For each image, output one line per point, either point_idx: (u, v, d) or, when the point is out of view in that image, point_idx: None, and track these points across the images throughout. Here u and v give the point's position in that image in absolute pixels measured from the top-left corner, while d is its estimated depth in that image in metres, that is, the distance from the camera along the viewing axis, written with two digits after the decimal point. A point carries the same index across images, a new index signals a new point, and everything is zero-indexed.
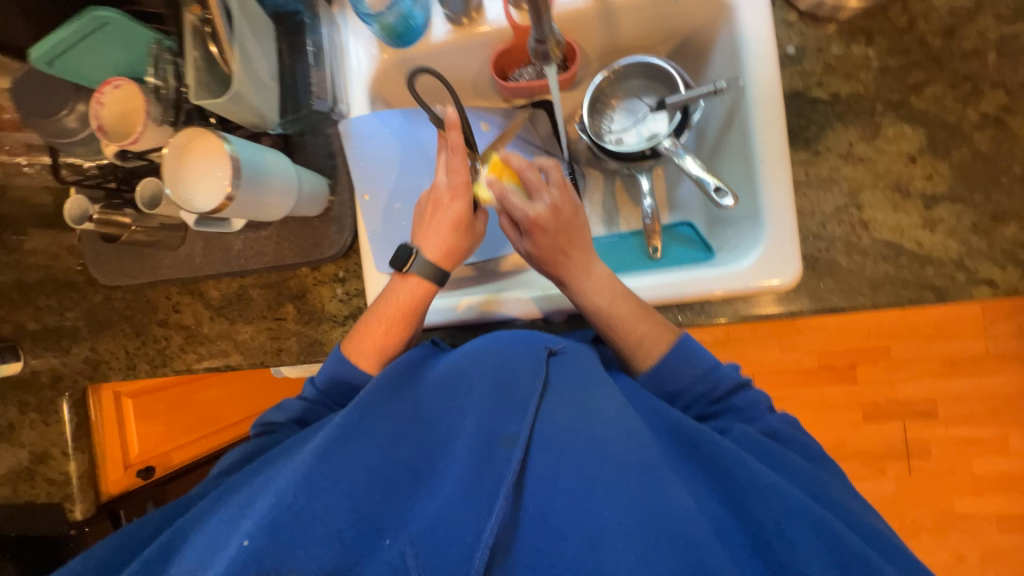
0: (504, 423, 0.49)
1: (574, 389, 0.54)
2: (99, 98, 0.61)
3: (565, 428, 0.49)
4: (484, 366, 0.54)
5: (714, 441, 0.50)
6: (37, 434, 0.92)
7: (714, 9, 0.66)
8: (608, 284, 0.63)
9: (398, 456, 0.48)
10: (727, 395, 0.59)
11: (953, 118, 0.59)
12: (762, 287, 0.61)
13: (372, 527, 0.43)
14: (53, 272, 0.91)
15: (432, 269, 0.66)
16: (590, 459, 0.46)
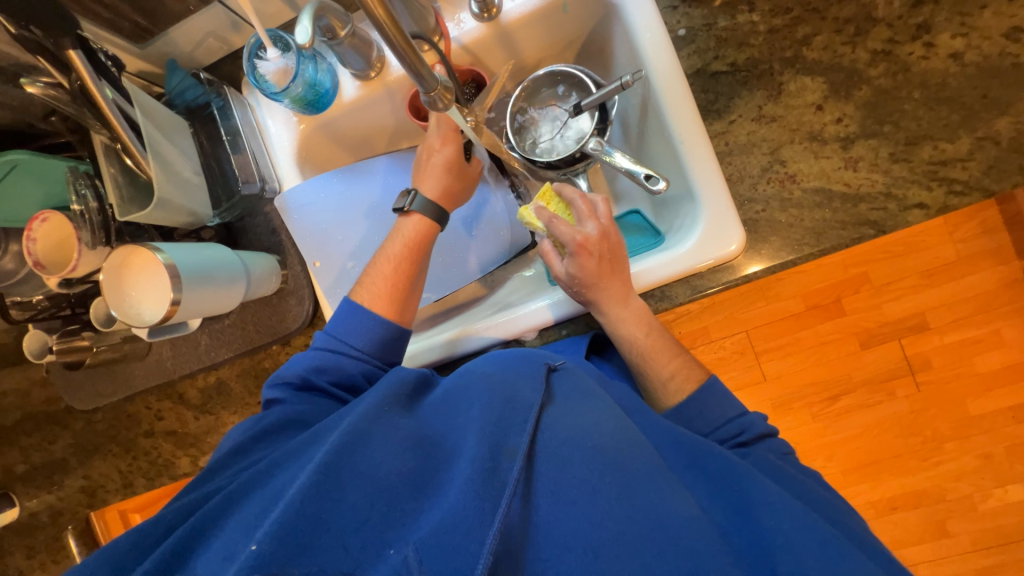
0: (508, 435, 0.44)
1: (578, 395, 0.50)
2: (29, 235, 0.61)
3: (572, 435, 0.45)
4: (483, 384, 0.50)
5: (713, 452, 0.50)
6: (51, 574, 0.91)
7: (603, 10, 0.68)
8: (643, 317, 0.63)
9: (403, 468, 0.43)
10: (718, 402, 0.58)
11: (846, 61, 0.61)
12: (717, 258, 0.61)
13: (373, 542, 0.38)
14: (29, 409, 0.90)
15: (434, 207, 0.67)
16: (597, 466, 0.43)
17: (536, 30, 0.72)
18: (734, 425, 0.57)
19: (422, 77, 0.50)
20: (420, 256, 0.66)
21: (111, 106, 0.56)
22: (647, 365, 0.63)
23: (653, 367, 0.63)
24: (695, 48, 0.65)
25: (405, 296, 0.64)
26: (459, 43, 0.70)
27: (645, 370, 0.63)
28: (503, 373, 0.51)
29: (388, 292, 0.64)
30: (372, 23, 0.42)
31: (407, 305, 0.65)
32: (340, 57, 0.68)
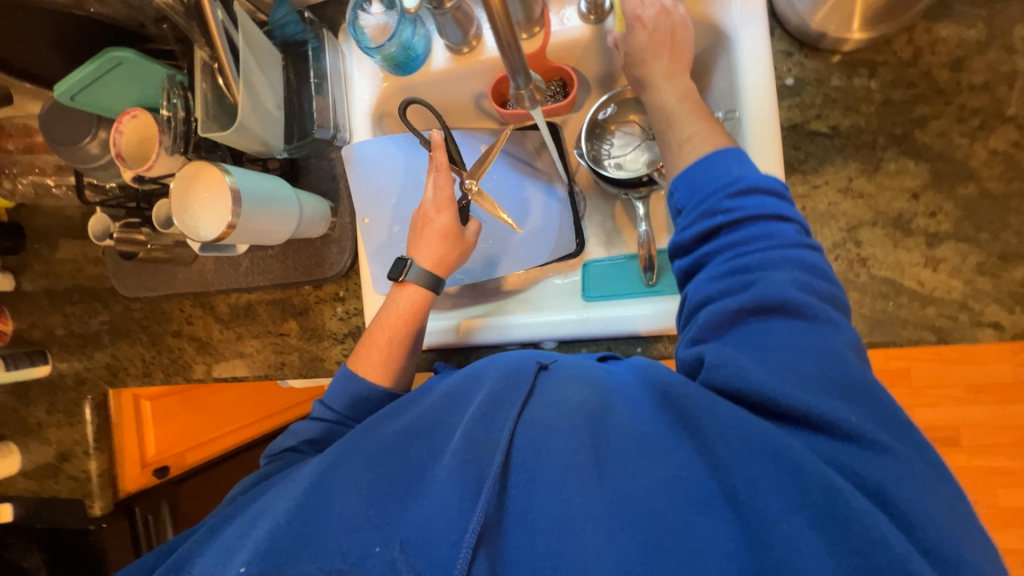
0: (487, 430, 0.50)
1: (568, 384, 0.53)
2: (118, 127, 0.65)
3: (549, 424, 0.49)
4: (479, 386, 0.55)
5: (688, 392, 0.45)
6: (62, 433, 0.98)
7: (714, 38, 0.65)
8: (683, 96, 0.59)
9: (390, 469, 0.50)
10: (722, 163, 0.51)
11: (960, 153, 0.56)
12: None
13: (364, 536, 0.45)
14: (80, 281, 0.97)
15: (430, 278, 0.68)
16: (569, 443, 0.47)
17: None
18: None
19: (521, 75, 0.50)
20: (413, 325, 0.68)
21: (219, 27, 0.58)
22: (671, 127, 0.59)
23: (673, 131, 0.58)
24: (799, 101, 0.62)
25: (396, 362, 0.66)
26: (557, 38, 0.68)
27: (665, 133, 0.59)
28: (494, 370, 0.56)
29: (382, 365, 0.66)
30: (487, 18, 0.41)
31: (399, 368, 0.67)
32: (440, 27, 0.68)
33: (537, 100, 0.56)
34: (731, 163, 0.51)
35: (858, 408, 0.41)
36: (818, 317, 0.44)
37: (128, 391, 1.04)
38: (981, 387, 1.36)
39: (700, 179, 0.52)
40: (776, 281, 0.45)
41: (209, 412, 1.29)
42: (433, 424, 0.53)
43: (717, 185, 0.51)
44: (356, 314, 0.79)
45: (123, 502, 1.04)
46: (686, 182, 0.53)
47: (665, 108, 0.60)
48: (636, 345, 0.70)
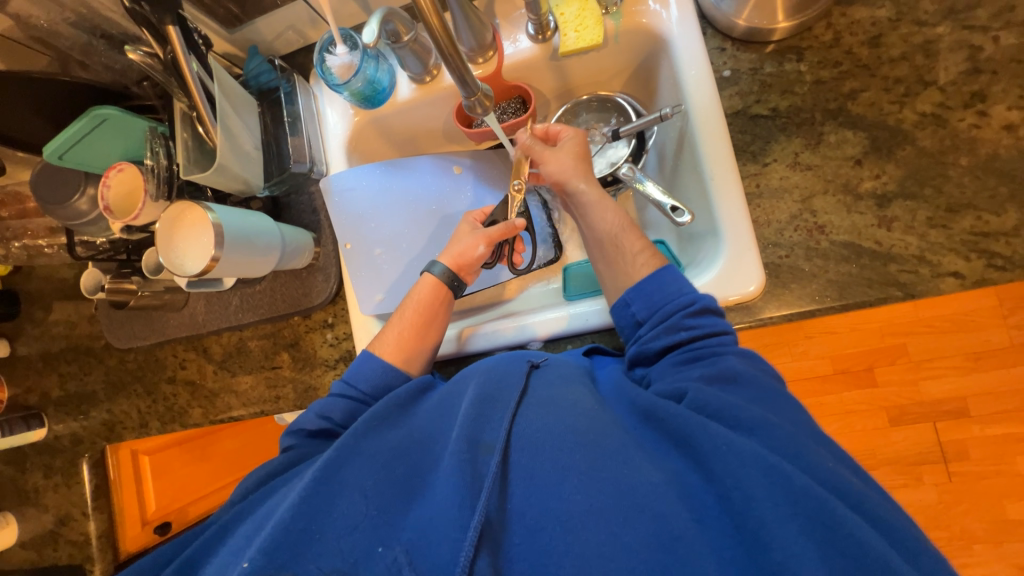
0: (482, 431, 0.51)
1: (557, 383, 0.55)
2: (105, 182, 0.70)
3: (544, 420, 0.50)
4: (472, 380, 0.57)
5: (677, 410, 0.48)
6: (60, 497, 0.97)
7: (654, 44, 0.71)
8: (619, 216, 0.66)
9: (390, 475, 0.49)
10: (672, 279, 0.60)
11: (892, 119, 0.60)
12: (730, 297, 0.62)
13: (369, 537, 0.45)
14: (73, 340, 0.98)
15: (446, 272, 0.71)
16: (565, 444, 0.47)
17: (588, 60, 0.75)
18: (686, 297, 0.58)
19: (468, 83, 0.54)
20: (429, 319, 0.69)
21: (194, 78, 0.62)
22: (618, 246, 0.65)
23: (622, 244, 0.65)
24: (738, 90, 0.66)
25: (414, 346, 0.68)
26: (510, 61, 0.74)
27: (616, 247, 0.65)
28: (490, 372, 0.57)
29: (403, 347, 0.67)
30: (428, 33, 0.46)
31: (416, 353, 0.68)
32: (401, 60, 0.73)
33: (486, 108, 0.60)
34: (681, 283, 0.59)
35: (801, 425, 0.48)
36: (767, 385, 0.51)
37: (127, 447, 1.05)
38: (978, 353, 1.37)
39: (654, 292, 0.59)
40: (733, 363, 0.52)
41: (211, 463, 1.28)
42: (433, 432, 0.53)
43: (669, 300, 0.58)
44: (346, 338, 0.80)
45: (124, 563, 1.00)
46: (642, 296, 0.60)
47: (609, 226, 0.66)
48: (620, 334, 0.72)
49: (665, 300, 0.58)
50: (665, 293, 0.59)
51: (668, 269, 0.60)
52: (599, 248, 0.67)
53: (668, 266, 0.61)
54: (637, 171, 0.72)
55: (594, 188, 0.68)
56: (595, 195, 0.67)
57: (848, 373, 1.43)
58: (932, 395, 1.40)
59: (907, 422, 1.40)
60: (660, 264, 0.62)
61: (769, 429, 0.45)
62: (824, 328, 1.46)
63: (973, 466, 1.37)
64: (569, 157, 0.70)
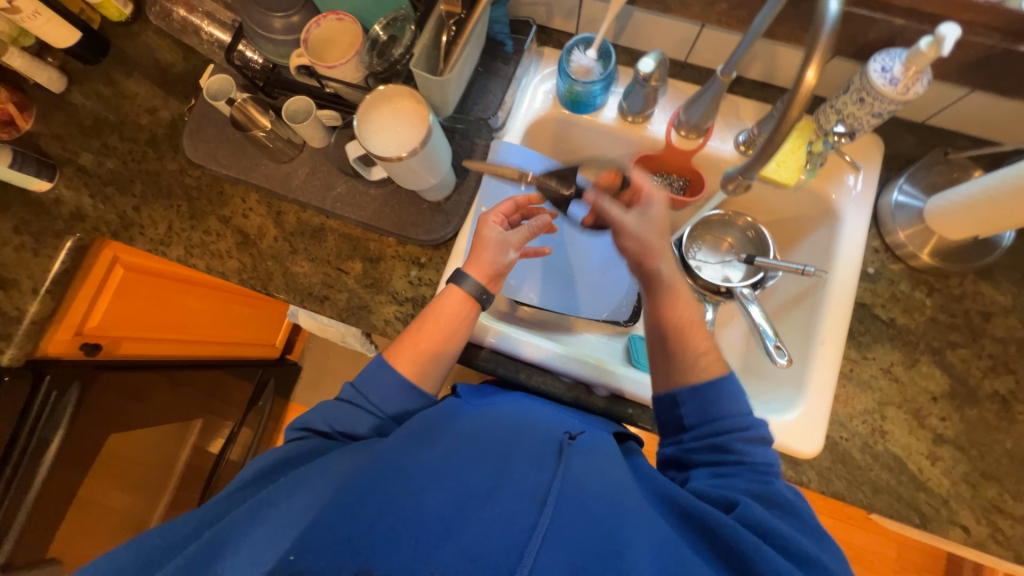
0: (531, 484, 0.51)
1: (599, 457, 0.56)
2: (319, 20, 0.68)
3: (588, 496, 0.51)
4: (514, 435, 0.57)
5: (726, 526, 0.49)
6: (17, 259, 0.85)
7: (820, 212, 0.80)
8: (690, 314, 0.68)
9: (425, 509, 0.48)
10: (728, 394, 0.61)
11: (973, 381, 0.70)
12: (792, 448, 0.68)
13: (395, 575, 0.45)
14: (139, 123, 0.90)
15: (477, 288, 0.68)
16: (610, 530, 0.49)
17: (763, 188, 0.83)
18: (743, 419, 0.60)
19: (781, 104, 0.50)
20: (450, 330, 0.67)
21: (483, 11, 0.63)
22: (683, 340, 0.66)
23: (688, 341, 0.65)
24: (872, 288, 0.75)
25: (429, 359, 0.65)
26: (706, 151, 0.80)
27: (681, 339, 0.66)
28: (530, 430, 0.59)
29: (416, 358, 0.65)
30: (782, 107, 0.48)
31: (432, 367, 0.66)
32: (629, 93, 0.77)
33: (734, 189, 0.70)
34: (739, 401, 0.61)
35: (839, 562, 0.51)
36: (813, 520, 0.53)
37: (112, 250, 0.92)
38: None
39: (712, 401, 0.61)
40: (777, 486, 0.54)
41: (171, 311, 1.14)
42: (475, 463, 0.53)
43: (722, 424, 0.60)
44: (427, 285, 0.78)
45: (36, 363, 0.87)
46: (696, 401, 0.61)
47: (677, 318, 0.67)
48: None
49: (721, 419, 0.60)
50: (722, 410, 0.60)
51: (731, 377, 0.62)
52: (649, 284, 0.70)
53: (731, 377, 0.62)
54: (750, 297, 0.79)
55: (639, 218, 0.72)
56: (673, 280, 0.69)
57: None
58: None
59: None
60: (719, 370, 0.63)
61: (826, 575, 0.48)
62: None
63: None
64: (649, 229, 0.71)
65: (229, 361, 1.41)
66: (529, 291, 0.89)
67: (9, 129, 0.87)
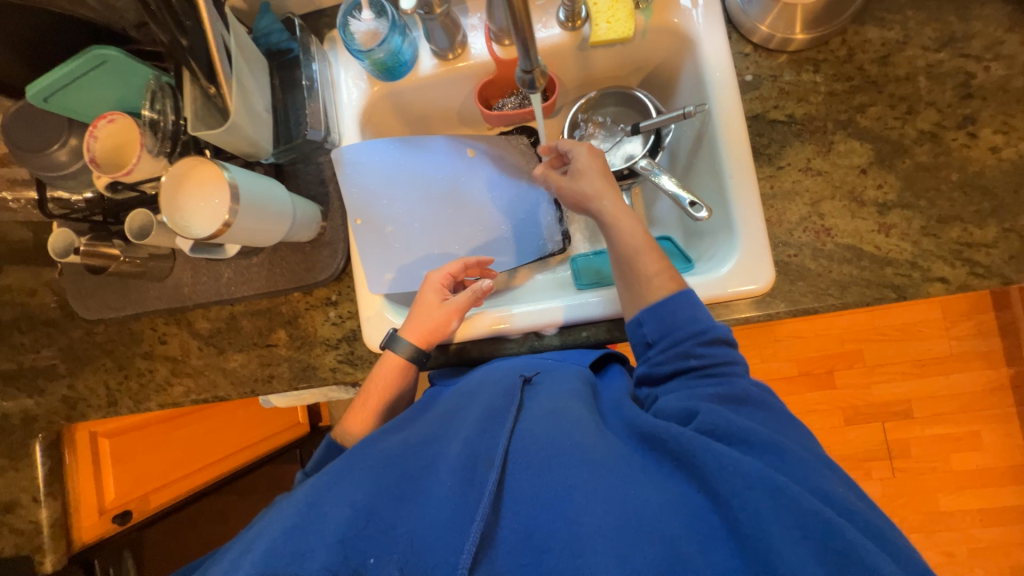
0: (485, 445, 0.52)
1: (550, 390, 0.60)
2: (93, 132, 0.63)
3: (537, 434, 0.52)
4: (469, 396, 0.61)
5: (681, 433, 0.48)
6: (5, 481, 0.87)
7: (678, 44, 0.73)
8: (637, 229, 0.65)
9: (381, 484, 0.50)
10: (688, 306, 0.59)
11: (895, 135, 0.65)
12: (740, 292, 0.65)
13: (360, 544, 0.45)
14: (29, 309, 0.89)
15: (411, 349, 0.69)
16: (571, 464, 0.49)
17: (615, 53, 0.76)
18: (698, 325, 0.57)
19: (529, 57, 0.51)
20: (391, 395, 0.70)
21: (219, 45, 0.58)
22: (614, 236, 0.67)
23: (639, 265, 0.63)
24: (758, 94, 0.70)
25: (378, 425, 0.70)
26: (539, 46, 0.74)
27: (632, 267, 0.64)
28: (481, 390, 0.62)
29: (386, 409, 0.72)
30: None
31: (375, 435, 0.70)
32: (429, 32, 0.71)
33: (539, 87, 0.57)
34: (697, 309, 0.59)
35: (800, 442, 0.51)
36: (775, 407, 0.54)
37: (84, 428, 0.94)
38: (924, 359, 1.57)
39: (670, 317, 0.59)
40: (748, 388, 0.54)
41: (183, 449, 1.19)
42: (429, 440, 0.56)
43: (683, 326, 0.58)
44: (350, 317, 0.77)
45: (80, 554, 0.92)
46: (654, 318, 0.60)
47: (625, 250, 0.65)
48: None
49: (680, 331, 0.57)
50: (678, 325, 0.58)
51: (683, 294, 0.59)
52: (620, 267, 0.66)
53: (686, 289, 0.60)
54: (655, 166, 0.75)
55: (615, 203, 0.67)
56: (611, 214, 0.67)
57: (811, 375, 1.62)
58: (876, 398, 1.60)
59: (860, 420, 1.60)
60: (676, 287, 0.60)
61: (781, 453, 0.47)
62: (783, 335, 1.64)
63: (913, 462, 1.58)
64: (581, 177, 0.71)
65: (276, 453, 1.44)
66: None
67: None
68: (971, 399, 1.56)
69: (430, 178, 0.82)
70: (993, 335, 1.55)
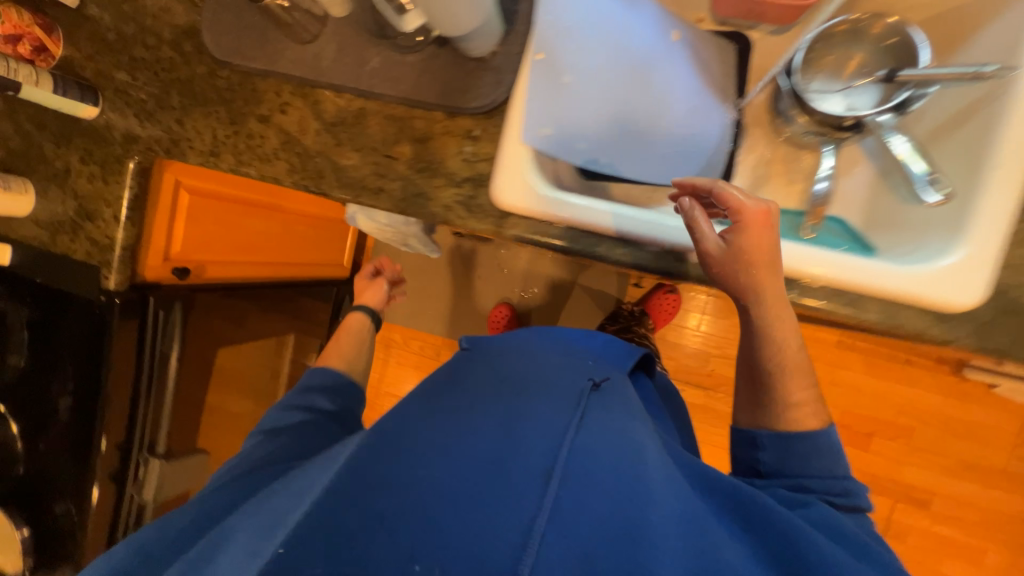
0: (541, 449, 0.54)
1: (610, 404, 0.64)
2: None
3: (593, 450, 0.55)
4: (522, 379, 0.67)
5: (757, 497, 0.55)
6: (92, 188, 0.87)
7: None
8: (793, 331, 0.64)
9: (427, 472, 0.53)
10: (827, 456, 0.64)
11: None
12: (939, 301, 0.58)
13: (421, 530, 0.48)
14: (156, 25, 0.82)
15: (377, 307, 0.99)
16: (618, 485, 0.52)
17: None
18: (836, 484, 0.62)
19: None
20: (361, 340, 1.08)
21: None
22: (756, 346, 0.66)
23: (781, 386, 0.66)
24: None
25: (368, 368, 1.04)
26: None
27: (770, 382, 0.66)
28: (537, 377, 0.68)
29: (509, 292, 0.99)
30: None
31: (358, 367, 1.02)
32: None
33: None
34: (834, 463, 0.64)
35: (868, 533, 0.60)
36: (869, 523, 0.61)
37: (173, 172, 0.94)
38: (972, 463, 1.47)
39: (797, 457, 0.64)
40: (851, 500, 0.62)
41: (241, 235, 1.19)
42: (472, 420, 0.59)
43: (818, 471, 0.63)
44: (485, 160, 0.70)
45: (140, 287, 0.94)
46: (777, 448, 0.65)
47: (777, 359, 0.65)
48: (785, 287, 0.64)
49: (803, 475, 0.64)
50: (808, 470, 0.63)
51: (820, 439, 0.64)
52: (752, 372, 0.68)
53: (825, 431, 0.65)
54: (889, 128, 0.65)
55: (777, 309, 0.61)
56: (771, 317, 0.62)
57: (847, 429, 1.55)
58: (901, 478, 1.53)
59: (873, 490, 1.54)
60: (817, 425, 0.65)
61: (863, 547, 0.54)
62: (841, 381, 1.55)
63: (905, 549, 1.53)
64: (741, 253, 0.59)
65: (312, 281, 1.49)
66: (602, 156, 0.72)
67: (44, 57, 0.84)
68: (998, 519, 1.48)
69: (629, 41, 0.70)
70: None
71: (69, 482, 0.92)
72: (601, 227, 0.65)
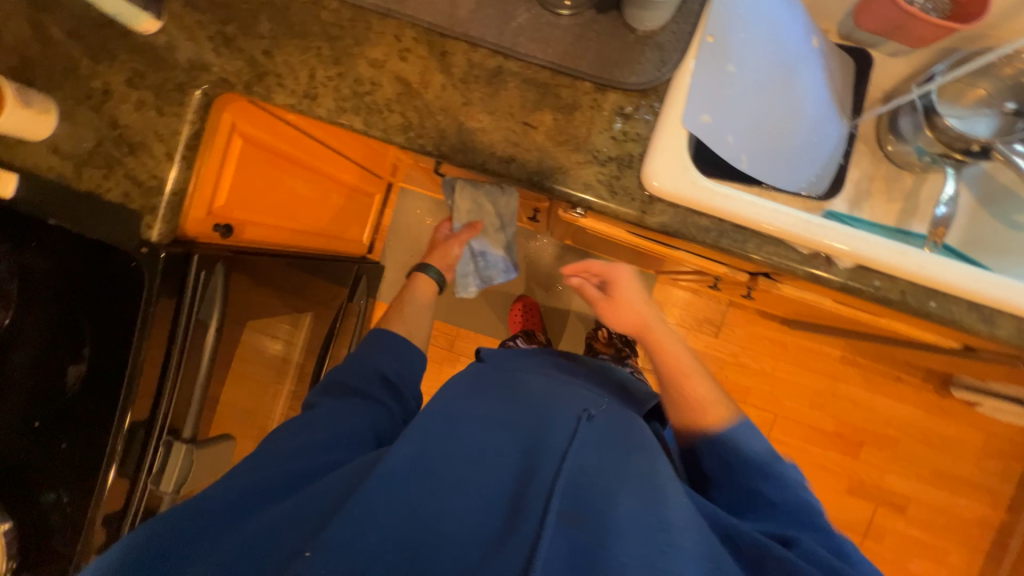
0: (547, 476, 0.60)
1: (603, 432, 0.70)
2: None
3: (594, 476, 0.61)
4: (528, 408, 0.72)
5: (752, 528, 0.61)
6: (141, 118, 0.73)
7: None
8: (685, 354, 0.88)
9: (447, 498, 0.58)
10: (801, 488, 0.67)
11: None
12: None
13: (445, 547, 0.54)
14: None
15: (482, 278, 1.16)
16: (611, 505, 0.59)
17: None
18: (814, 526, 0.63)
19: None
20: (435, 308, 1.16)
21: None
22: (664, 361, 0.87)
23: (691, 393, 0.83)
24: None
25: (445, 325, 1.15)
26: None
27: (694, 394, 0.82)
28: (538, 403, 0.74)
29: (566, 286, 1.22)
30: None
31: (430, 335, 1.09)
32: None
33: None
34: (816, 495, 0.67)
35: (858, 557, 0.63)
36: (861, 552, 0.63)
37: (233, 113, 0.80)
38: (944, 472, 1.64)
39: (786, 510, 0.65)
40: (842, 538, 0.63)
41: (280, 195, 1.06)
42: (485, 450, 0.64)
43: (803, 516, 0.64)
44: (635, 140, 0.66)
45: (181, 240, 0.81)
46: (722, 459, 0.74)
47: (682, 376, 0.85)
48: (931, 298, 0.65)
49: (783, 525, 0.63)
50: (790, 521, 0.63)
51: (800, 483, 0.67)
52: (671, 389, 0.86)
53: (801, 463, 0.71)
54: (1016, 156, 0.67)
55: (662, 335, 0.89)
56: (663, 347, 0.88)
57: (842, 438, 1.66)
58: (884, 484, 1.67)
59: (859, 494, 1.67)
60: (728, 416, 0.78)
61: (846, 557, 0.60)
62: (840, 394, 1.66)
63: (881, 549, 1.67)
64: (618, 299, 0.93)
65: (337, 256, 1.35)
66: (741, 154, 0.71)
67: None
68: (960, 522, 1.66)
69: (781, 41, 0.73)
70: (1010, 481, 1.64)
71: (66, 468, 0.76)
72: (759, 223, 0.63)
